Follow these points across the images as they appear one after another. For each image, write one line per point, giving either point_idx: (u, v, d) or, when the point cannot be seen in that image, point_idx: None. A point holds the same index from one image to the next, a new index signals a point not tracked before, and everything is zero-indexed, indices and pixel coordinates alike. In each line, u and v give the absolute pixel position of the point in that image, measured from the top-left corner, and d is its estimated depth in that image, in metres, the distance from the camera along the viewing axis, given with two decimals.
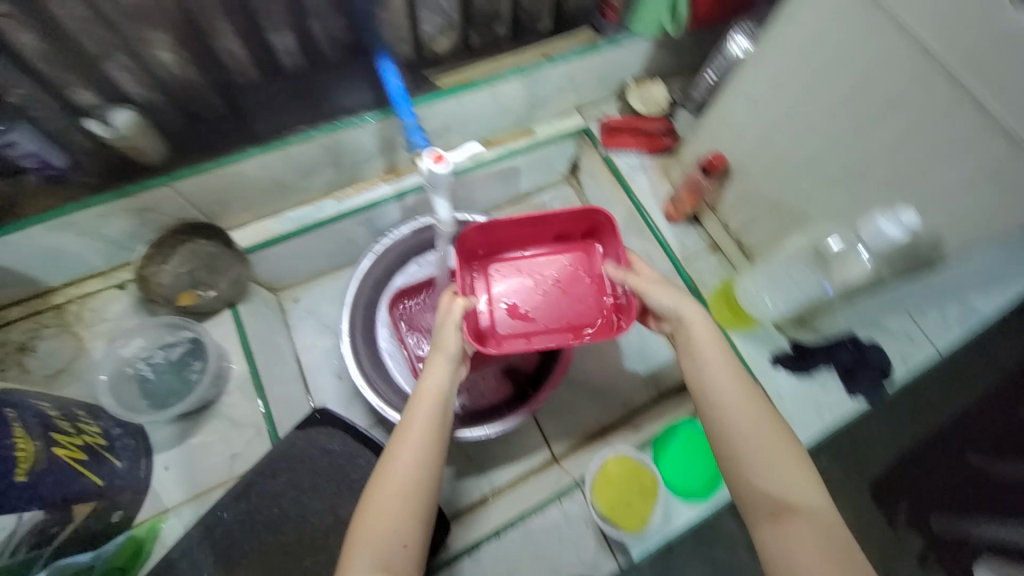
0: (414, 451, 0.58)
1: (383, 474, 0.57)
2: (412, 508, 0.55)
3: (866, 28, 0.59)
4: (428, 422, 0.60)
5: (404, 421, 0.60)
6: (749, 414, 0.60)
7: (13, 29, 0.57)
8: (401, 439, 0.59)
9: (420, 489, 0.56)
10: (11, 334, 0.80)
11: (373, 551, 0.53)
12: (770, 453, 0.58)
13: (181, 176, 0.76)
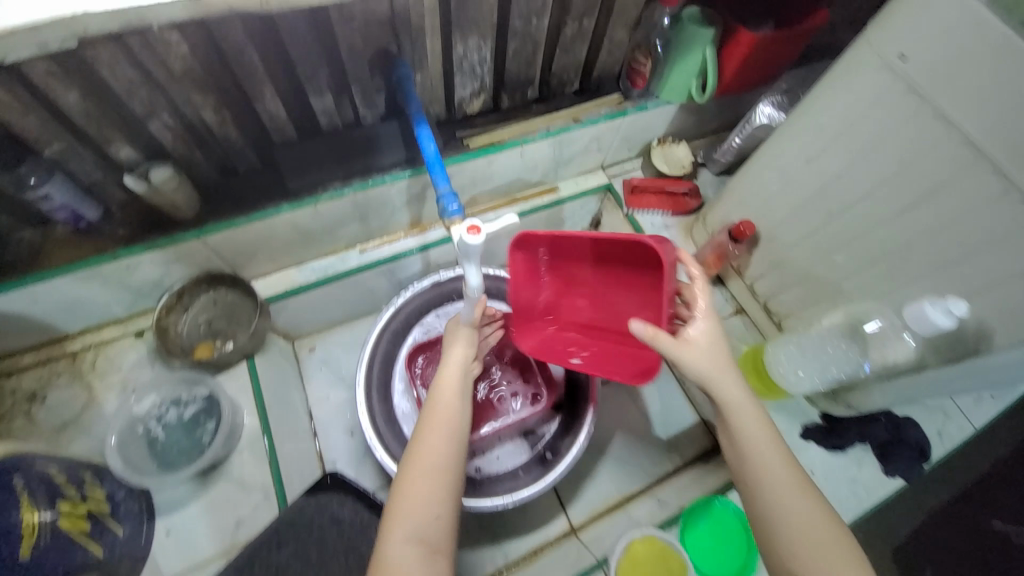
0: (441, 433, 0.62)
1: (414, 456, 0.61)
2: (443, 482, 0.60)
3: (908, 115, 0.59)
4: (449, 408, 0.65)
5: (427, 409, 0.65)
6: (798, 515, 0.54)
7: (60, 89, 0.57)
8: (427, 425, 0.64)
9: (447, 465, 0.61)
10: (23, 382, 0.78)
11: (410, 522, 0.57)
12: (817, 540, 0.53)
13: (210, 230, 0.76)
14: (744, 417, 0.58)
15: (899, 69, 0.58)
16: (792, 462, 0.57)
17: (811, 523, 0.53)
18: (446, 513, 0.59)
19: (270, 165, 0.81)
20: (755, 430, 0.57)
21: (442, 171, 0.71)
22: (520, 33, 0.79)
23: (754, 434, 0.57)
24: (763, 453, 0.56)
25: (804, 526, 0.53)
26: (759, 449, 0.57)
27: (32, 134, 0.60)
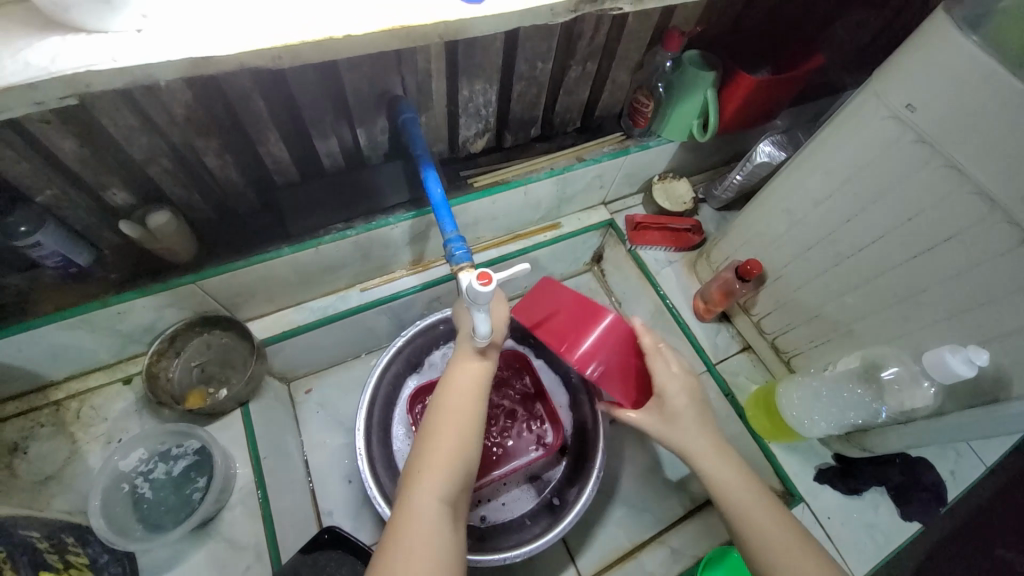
0: (469, 393, 0.64)
1: (445, 411, 0.62)
2: (468, 444, 0.61)
3: (918, 164, 0.59)
4: (473, 377, 0.65)
5: (450, 378, 0.66)
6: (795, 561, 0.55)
7: (57, 136, 0.56)
8: (451, 393, 0.64)
9: (473, 429, 0.62)
10: (4, 433, 0.73)
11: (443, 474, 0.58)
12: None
13: (207, 275, 0.73)
14: (728, 478, 0.62)
15: (907, 118, 0.58)
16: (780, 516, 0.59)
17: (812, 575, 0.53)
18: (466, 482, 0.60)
19: (270, 206, 0.79)
20: (743, 496, 0.60)
21: (449, 215, 0.69)
22: (525, 76, 0.80)
23: (740, 496, 0.61)
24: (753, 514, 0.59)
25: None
26: (748, 511, 0.59)
27: (24, 179, 0.58)
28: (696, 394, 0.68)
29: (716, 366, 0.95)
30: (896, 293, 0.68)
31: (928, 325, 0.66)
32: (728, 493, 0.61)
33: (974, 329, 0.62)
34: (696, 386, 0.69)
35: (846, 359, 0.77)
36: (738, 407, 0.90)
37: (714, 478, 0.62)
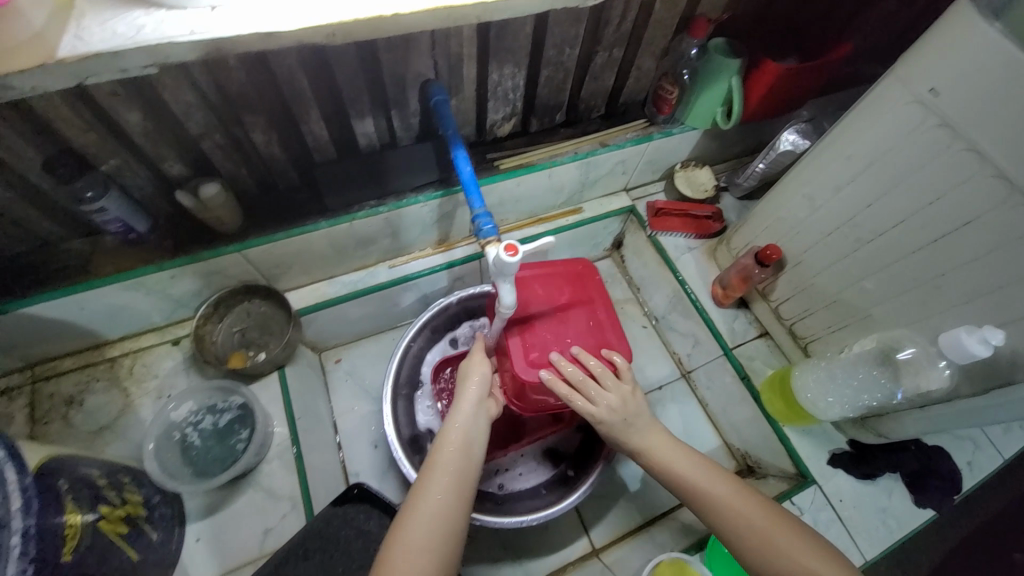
0: (443, 482, 0.60)
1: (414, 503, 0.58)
2: (434, 544, 0.56)
3: (940, 147, 0.60)
4: (455, 461, 0.62)
5: (434, 458, 0.63)
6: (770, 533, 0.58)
7: (124, 110, 0.61)
8: (430, 475, 0.61)
9: (450, 518, 0.58)
10: (62, 386, 0.80)
11: None
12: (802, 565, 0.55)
13: (251, 245, 0.78)
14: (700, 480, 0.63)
15: (930, 103, 0.59)
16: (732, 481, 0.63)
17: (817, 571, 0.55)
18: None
19: (308, 182, 0.84)
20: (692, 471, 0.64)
21: (477, 192, 0.73)
22: (552, 61, 0.82)
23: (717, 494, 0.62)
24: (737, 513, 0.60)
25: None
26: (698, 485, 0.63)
27: (91, 149, 0.64)
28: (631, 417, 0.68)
29: (732, 350, 0.97)
30: (915, 278, 0.69)
31: (946, 309, 0.67)
32: (708, 496, 0.62)
33: (992, 314, 0.63)
34: (632, 403, 0.69)
35: (862, 342, 0.78)
36: (752, 389, 0.92)
37: (685, 484, 0.63)
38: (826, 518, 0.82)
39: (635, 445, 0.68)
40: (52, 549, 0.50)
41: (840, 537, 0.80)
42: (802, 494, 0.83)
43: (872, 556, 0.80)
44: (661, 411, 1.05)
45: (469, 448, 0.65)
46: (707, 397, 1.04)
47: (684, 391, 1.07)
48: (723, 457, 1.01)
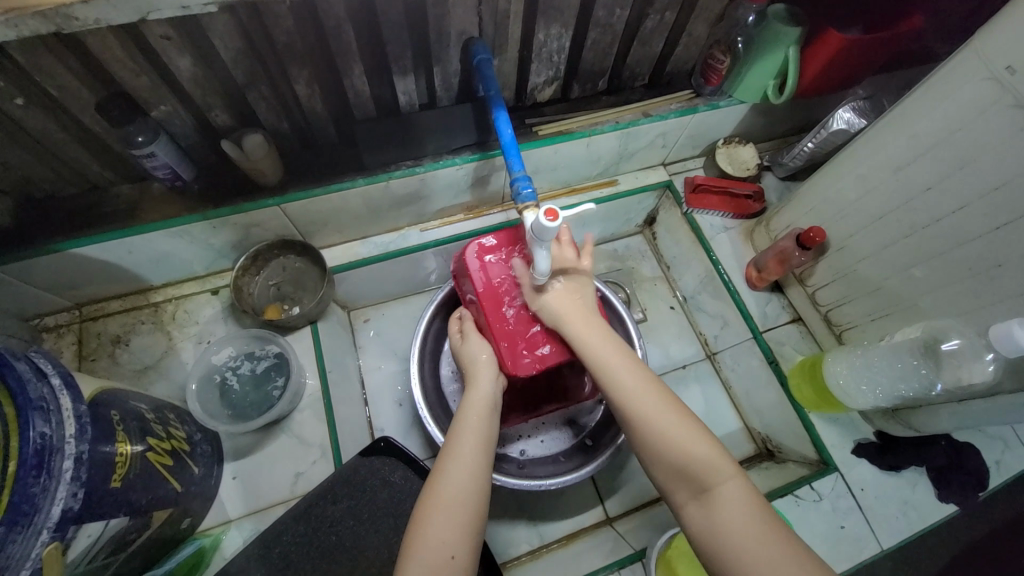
0: (458, 458, 0.60)
1: (434, 479, 0.59)
2: (459, 516, 0.56)
3: (1013, 130, 0.56)
4: (478, 426, 0.64)
5: (457, 424, 0.65)
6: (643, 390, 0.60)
7: (175, 55, 0.61)
8: (454, 440, 0.63)
9: (474, 493, 0.58)
10: (109, 325, 0.84)
11: (423, 558, 0.53)
12: (667, 420, 0.57)
13: (291, 198, 0.79)
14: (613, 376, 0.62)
15: (1007, 81, 0.55)
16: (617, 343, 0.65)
17: (709, 465, 0.53)
18: (462, 552, 0.54)
19: (346, 138, 0.84)
20: (580, 325, 0.66)
21: (517, 155, 0.72)
22: (601, 23, 0.79)
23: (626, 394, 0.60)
24: (646, 403, 0.58)
25: (710, 478, 0.53)
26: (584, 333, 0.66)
27: (141, 93, 0.64)
28: (572, 300, 0.69)
29: (762, 334, 0.95)
30: (969, 268, 0.66)
31: (1000, 300, 0.64)
32: (609, 377, 0.62)
33: None
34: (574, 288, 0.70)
35: (903, 331, 0.76)
36: (779, 373, 0.91)
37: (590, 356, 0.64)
38: (845, 505, 0.81)
39: (567, 316, 0.67)
40: (101, 478, 0.51)
41: (858, 524, 0.80)
42: (822, 480, 0.82)
43: (891, 545, 0.79)
44: (683, 390, 1.05)
45: (489, 413, 0.67)
46: (731, 378, 1.03)
47: (708, 372, 1.07)
48: (742, 439, 1.01)
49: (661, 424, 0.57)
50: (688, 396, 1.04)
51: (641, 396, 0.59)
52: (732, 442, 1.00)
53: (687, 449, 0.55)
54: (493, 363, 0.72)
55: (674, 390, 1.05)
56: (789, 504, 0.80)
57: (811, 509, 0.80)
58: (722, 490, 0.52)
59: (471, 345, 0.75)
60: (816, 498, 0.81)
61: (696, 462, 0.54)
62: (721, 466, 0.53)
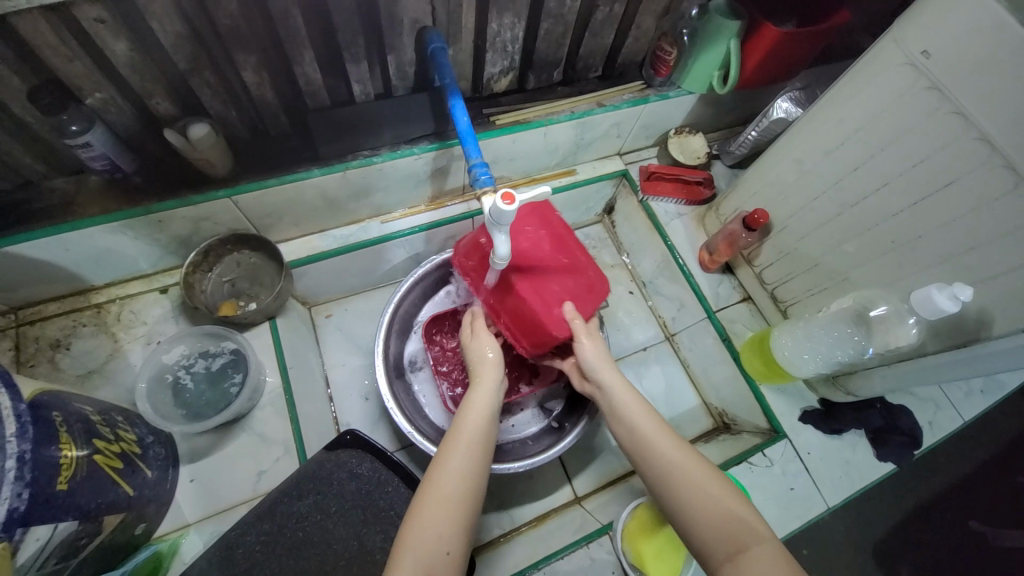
0: (457, 456, 0.60)
1: (433, 478, 0.59)
2: (457, 513, 0.56)
3: (926, 111, 0.62)
4: (478, 428, 0.64)
5: (456, 424, 0.65)
6: (682, 458, 0.60)
7: (110, 39, 0.58)
8: (454, 441, 0.62)
9: (470, 493, 0.58)
10: (47, 329, 0.79)
11: (418, 554, 0.53)
12: (702, 484, 0.57)
13: (242, 190, 0.77)
14: (651, 434, 0.63)
15: (922, 65, 0.61)
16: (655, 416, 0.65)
17: (749, 526, 0.53)
18: (456, 550, 0.55)
19: (300, 128, 0.82)
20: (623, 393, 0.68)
21: (474, 142, 0.73)
22: (553, 13, 0.81)
23: (663, 447, 0.61)
24: (686, 466, 0.59)
25: (752, 539, 0.52)
26: (622, 395, 0.68)
27: (74, 80, 0.61)
28: (603, 354, 0.72)
29: (716, 313, 1.00)
30: (893, 241, 0.72)
31: (921, 270, 0.71)
32: (642, 439, 0.63)
33: (965, 273, 0.67)
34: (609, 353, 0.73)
35: (839, 301, 0.81)
36: (732, 349, 0.96)
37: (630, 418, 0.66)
38: (794, 468, 0.86)
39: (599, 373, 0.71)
40: (45, 483, 0.49)
41: (806, 486, 0.86)
42: (773, 447, 0.88)
43: (835, 502, 0.85)
44: (645, 371, 1.09)
45: (489, 416, 0.66)
46: (689, 357, 1.08)
47: (668, 353, 1.11)
48: (700, 414, 1.06)
49: (699, 484, 0.57)
50: (649, 377, 1.08)
51: (680, 455, 0.60)
52: (691, 418, 1.05)
53: (727, 515, 0.54)
54: (499, 363, 0.74)
55: (636, 371, 1.09)
56: (743, 471, 0.85)
57: (763, 474, 0.85)
58: (753, 554, 0.50)
59: (478, 345, 0.76)
60: (768, 463, 0.86)
61: (733, 527, 0.53)
62: (755, 532, 0.52)
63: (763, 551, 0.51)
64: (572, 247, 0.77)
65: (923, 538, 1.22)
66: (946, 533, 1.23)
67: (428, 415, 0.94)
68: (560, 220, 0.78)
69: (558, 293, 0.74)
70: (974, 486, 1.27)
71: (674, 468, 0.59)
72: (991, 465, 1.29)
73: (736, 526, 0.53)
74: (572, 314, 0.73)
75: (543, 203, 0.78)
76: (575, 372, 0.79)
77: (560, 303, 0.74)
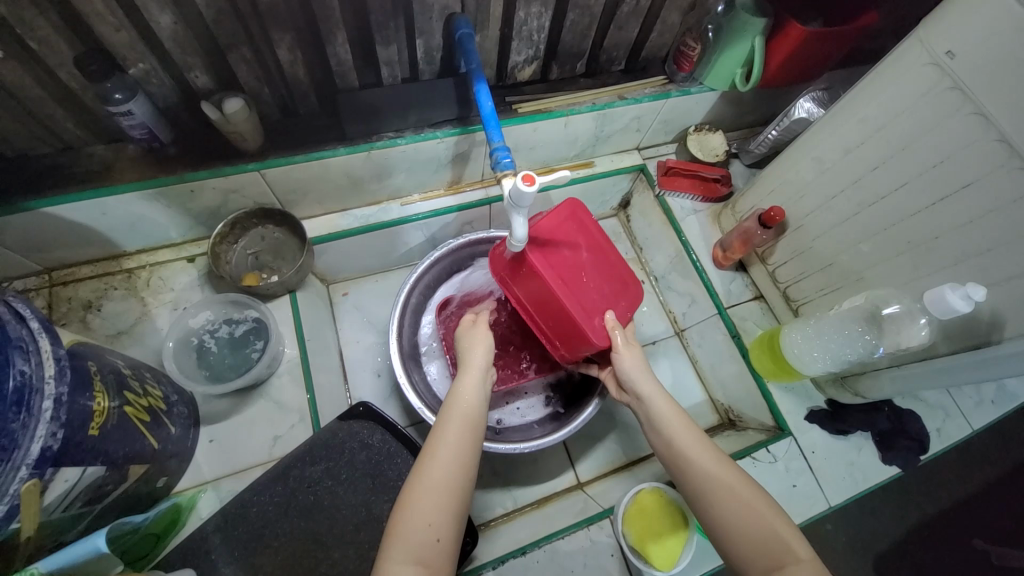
0: (447, 447, 0.61)
1: (423, 466, 0.59)
2: (450, 501, 0.58)
3: (950, 111, 0.62)
4: (468, 414, 0.65)
5: (444, 411, 0.66)
6: (718, 469, 0.61)
7: (157, 11, 0.61)
8: (443, 428, 0.63)
9: (458, 482, 0.59)
10: (80, 291, 0.83)
11: (409, 542, 0.54)
12: (739, 497, 0.58)
13: (271, 164, 0.79)
14: (687, 444, 0.64)
15: (946, 65, 0.61)
16: (691, 425, 0.66)
17: (785, 543, 0.55)
18: (447, 537, 0.56)
19: (328, 109, 0.85)
20: (661, 402, 0.68)
21: (497, 127, 0.75)
22: (580, 4, 0.82)
23: (698, 456, 0.62)
24: (722, 477, 0.60)
25: (788, 557, 0.54)
26: (661, 404, 0.68)
27: (120, 51, 0.64)
28: (641, 366, 0.72)
29: (727, 310, 1.01)
30: (909, 241, 0.72)
31: (936, 271, 0.71)
32: (677, 447, 0.64)
33: (980, 275, 0.67)
34: (648, 365, 0.72)
35: (851, 299, 0.81)
36: (741, 346, 0.97)
37: (665, 425, 0.66)
38: (798, 466, 0.87)
39: (637, 384, 0.71)
40: (78, 427, 0.52)
41: (809, 484, 0.86)
42: (777, 444, 0.88)
43: (837, 502, 0.85)
44: (653, 364, 1.10)
45: (478, 402, 0.67)
46: (698, 353, 1.09)
47: (676, 349, 1.13)
48: (707, 410, 1.07)
49: (734, 493, 0.58)
50: (657, 371, 1.09)
51: (714, 466, 0.61)
52: (696, 413, 1.07)
53: (762, 529, 0.56)
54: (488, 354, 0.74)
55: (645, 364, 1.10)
56: (747, 465, 0.85)
57: (767, 470, 0.86)
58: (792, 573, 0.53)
59: (470, 334, 0.77)
60: (771, 459, 0.87)
61: (772, 543, 0.55)
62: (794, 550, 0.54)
63: (800, 569, 0.53)
64: (608, 251, 0.77)
65: (928, 554, 1.21)
66: (949, 549, 1.21)
67: (438, 395, 0.96)
68: (594, 224, 0.77)
69: (598, 301, 0.75)
70: (983, 504, 1.25)
71: (710, 479, 0.60)
72: (1001, 483, 1.28)
73: (774, 541, 0.55)
74: (613, 323, 0.74)
75: (577, 204, 0.77)
76: (612, 381, 0.80)
77: (600, 312, 0.75)
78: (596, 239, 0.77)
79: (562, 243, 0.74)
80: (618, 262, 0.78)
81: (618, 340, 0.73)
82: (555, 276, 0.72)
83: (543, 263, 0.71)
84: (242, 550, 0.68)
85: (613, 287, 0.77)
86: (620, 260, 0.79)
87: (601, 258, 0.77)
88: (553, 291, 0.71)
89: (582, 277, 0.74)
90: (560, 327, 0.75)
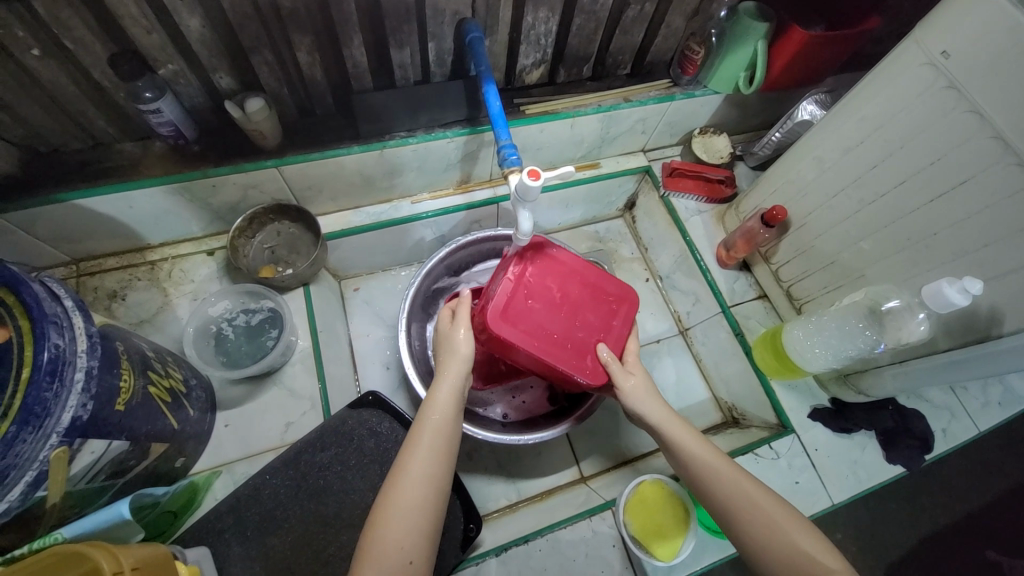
0: (417, 468, 0.61)
1: (395, 486, 0.60)
2: (422, 522, 0.59)
3: (946, 109, 0.64)
4: (439, 428, 0.65)
5: (418, 425, 0.65)
6: (731, 483, 0.62)
7: (186, 15, 0.65)
8: (415, 444, 0.63)
9: (428, 502, 0.60)
10: (105, 281, 0.87)
11: (383, 563, 0.55)
12: (760, 510, 0.59)
13: (288, 161, 0.83)
14: (697, 459, 0.65)
15: (941, 65, 0.62)
16: (703, 441, 0.67)
17: (809, 559, 0.56)
18: (419, 558, 0.57)
19: (344, 110, 0.89)
20: (664, 421, 0.70)
21: (505, 126, 0.78)
22: (586, 9, 0.85)
23: (712, 470, 0.63)
24: (746, 490, 0.61)
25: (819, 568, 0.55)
26: (662, 424, 0.70)
27: (151, 52, 0.68)
28: (646, 390, 0.73)
29: (730, 308, 1.02)
30: (909, 236, 0.73)
31: (935, 267, 0.72)
32: (693, 463, 0.65)
33: (979, 270, 0.68)
34: (653, 386, 0.74)
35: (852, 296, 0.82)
36: (744, 343, 0.97)
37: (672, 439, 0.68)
38: (801, 463, 0.87)
39: (638, 407, 0.72)
40: (104, 401, 0.55)
41: (811, 481, 0.86)
42: (780, 441, 0.89)
43: (841, 499, 0.85)
44: (657, 362, 1.12)
45: (451, 414, 0.67)
46: (702, 352, 1.11)
47: (680, 347, 1.14)
48: (711, 408, 1.08)
49: (752, 505, 0.60)
50: (660, 369, 1.11)
51: (729, 480, 0.62)
52: (700, 410, 1.08)
53: (783, 542, 0.57)
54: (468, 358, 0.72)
55: (649, 362, 1.12)
56: (749, 461, 0.86)
57: (769, 466, 0.86)
58: None
59: (451, 337, 0.74)
60: (774, 456, 0.87)
61: (798, 558, 0.56)
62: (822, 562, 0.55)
63: None
64: (581, 279, 0.77)
65: (937, 561, 1.19)
66: (958, 557, 1.20)
67: None
68: (558, 258, 0.77)
69: (587, 338, 0.75)
70: (994, 513, 1.24)
71: (729, 494, 0.61)
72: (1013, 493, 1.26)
73: (799, 556, 0.56)
74: (608, 357, 0.73)
75: (538, 242, 0.77)
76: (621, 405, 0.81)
77: (592, 347, 0.75)
78: (565, 273, 0.77)
79: (529, 292, 0.74)
80: (597, 287, 0.78)
81: (615, 371, 0.73)
82: (528, 331, 0.72)
83: (515, 323, 0.72)
84: (254, 530, 0.71)
85: (598, 315, 0.77)
86: (600, 284, 0.78)
87: (575, 288, 0.76)
88: (531, 345, 0.72)
89: (558, 318, 0.74)
90: (556, 372, 0.76)
